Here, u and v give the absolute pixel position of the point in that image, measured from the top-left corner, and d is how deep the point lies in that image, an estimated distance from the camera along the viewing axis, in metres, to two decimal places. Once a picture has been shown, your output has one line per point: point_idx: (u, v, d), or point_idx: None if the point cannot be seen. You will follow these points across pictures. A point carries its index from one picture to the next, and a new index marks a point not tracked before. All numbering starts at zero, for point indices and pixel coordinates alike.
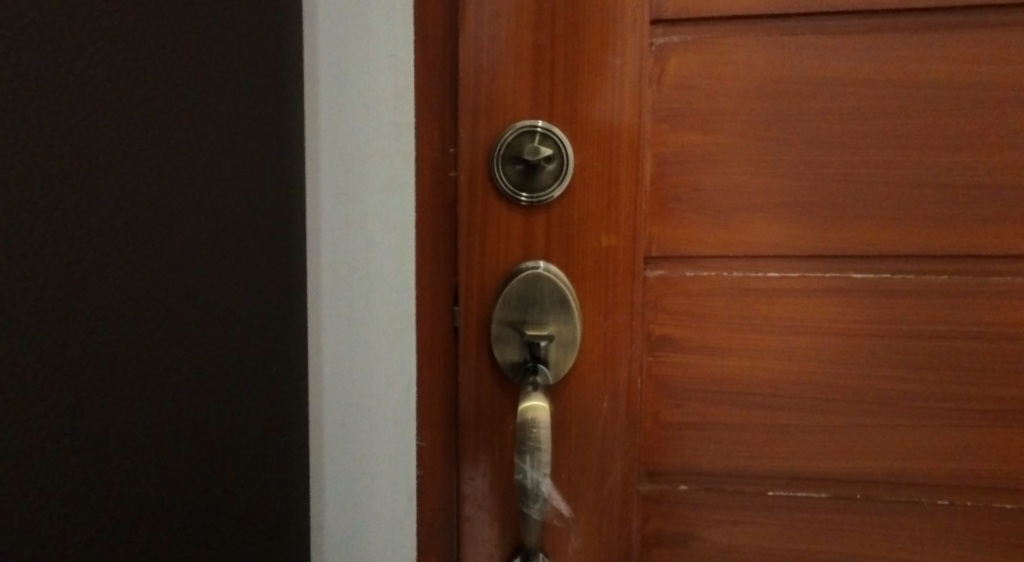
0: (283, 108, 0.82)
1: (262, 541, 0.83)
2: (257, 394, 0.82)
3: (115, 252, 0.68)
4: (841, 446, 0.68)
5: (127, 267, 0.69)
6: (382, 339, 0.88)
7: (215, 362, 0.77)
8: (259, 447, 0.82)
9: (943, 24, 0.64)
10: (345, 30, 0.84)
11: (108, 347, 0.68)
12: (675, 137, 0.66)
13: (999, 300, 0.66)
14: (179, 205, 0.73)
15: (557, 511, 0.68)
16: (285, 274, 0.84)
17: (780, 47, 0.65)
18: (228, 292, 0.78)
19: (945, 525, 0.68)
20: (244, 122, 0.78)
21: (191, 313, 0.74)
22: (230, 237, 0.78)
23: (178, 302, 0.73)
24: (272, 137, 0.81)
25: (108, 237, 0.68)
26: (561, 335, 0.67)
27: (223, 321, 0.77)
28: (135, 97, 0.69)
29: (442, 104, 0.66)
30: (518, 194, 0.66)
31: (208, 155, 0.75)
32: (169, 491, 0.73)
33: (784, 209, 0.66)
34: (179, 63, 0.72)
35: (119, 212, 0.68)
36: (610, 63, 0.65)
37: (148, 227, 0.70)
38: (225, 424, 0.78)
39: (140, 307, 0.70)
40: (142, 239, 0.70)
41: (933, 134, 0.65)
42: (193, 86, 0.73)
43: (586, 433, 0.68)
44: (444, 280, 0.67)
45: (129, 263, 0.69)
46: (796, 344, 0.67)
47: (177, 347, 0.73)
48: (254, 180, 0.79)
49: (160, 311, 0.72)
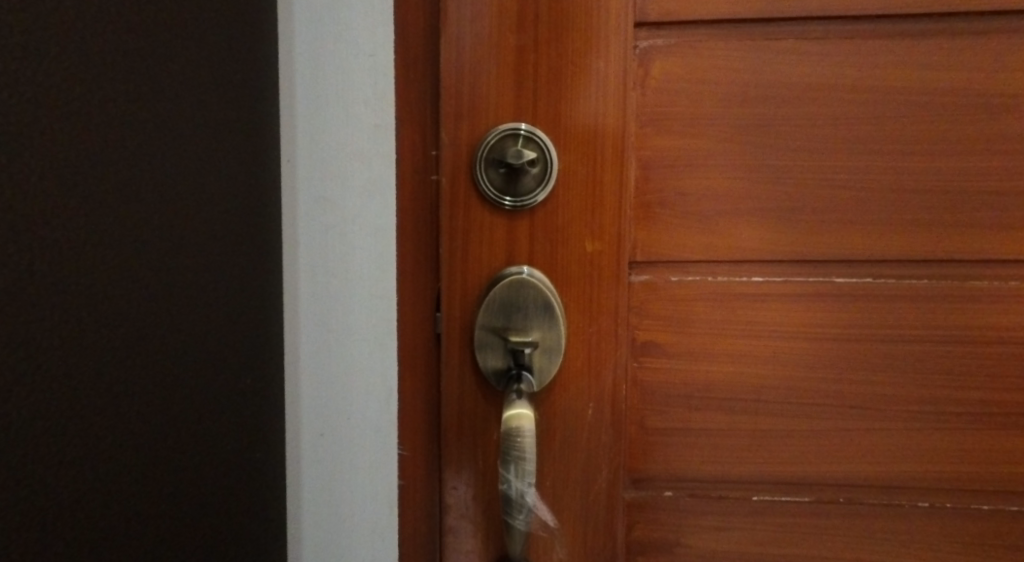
0: (256, 112, 0.81)
1: (240, 543, 0.82)
2: (237, 394, 0.81)
3: (86, 257, 0.67)
4: (824, 451, 0.67)
5: (100, 272, 0.68)
6: (362, 347, 0.86)
7: (188, 371, 0.76)
8: (238, 448, 0.81)
9: (923, 31, 0.64)
10: (323, 32, 0.83)
11: (75, 354, 0.67)
12: (659, 141, 0.65)
13: (978, 304, 0.66)
14: (145, 210, 0.71)
15: (542, 522, 0.67)
16: (263, 276, 0.83)
17: (764, 50, 0.64)
18: (205, 292, 0.77)
19: (929, 529, 0.68)
20: (211, 127, 0.77)
21: (159, 320, 0.73)
22: (199, 243, 0.76)
23: (145, 310, 0.72)
24: (243, 141, 0.80)
25: (69, 245, 0.66)
26: (546, 342, 0.66)
27: (193, 329, 0.76)
28: (95, 100, 0.67)
29: (424, 106, 0.65)
30: (502, 198, 0.65)
31: (173, 158, 0.73)
32: (140, 504, 0.72)
33: (767, 214, 0.65)
34: (143, 66, 0.70)
35: (80, 220, 0.67)
36: (594, 66, 0.64)
37: (111, 234, 0.69)
38: (199, 434, 0.77)
39: (104, 314, 0.69)
40: (124, 237, 0.70)
41: (916, 140, 0.65)
42: (160, 89, 0.72)
43: (570, 441, 0.67)
44: (425, 287, 0.66)
45: (96, 270, 0.68)
46: (780, 348, 0.66)
47: (146, 355, 0.72)
48: (224, 185, 0.78)
49: (127, 320, 0.70)
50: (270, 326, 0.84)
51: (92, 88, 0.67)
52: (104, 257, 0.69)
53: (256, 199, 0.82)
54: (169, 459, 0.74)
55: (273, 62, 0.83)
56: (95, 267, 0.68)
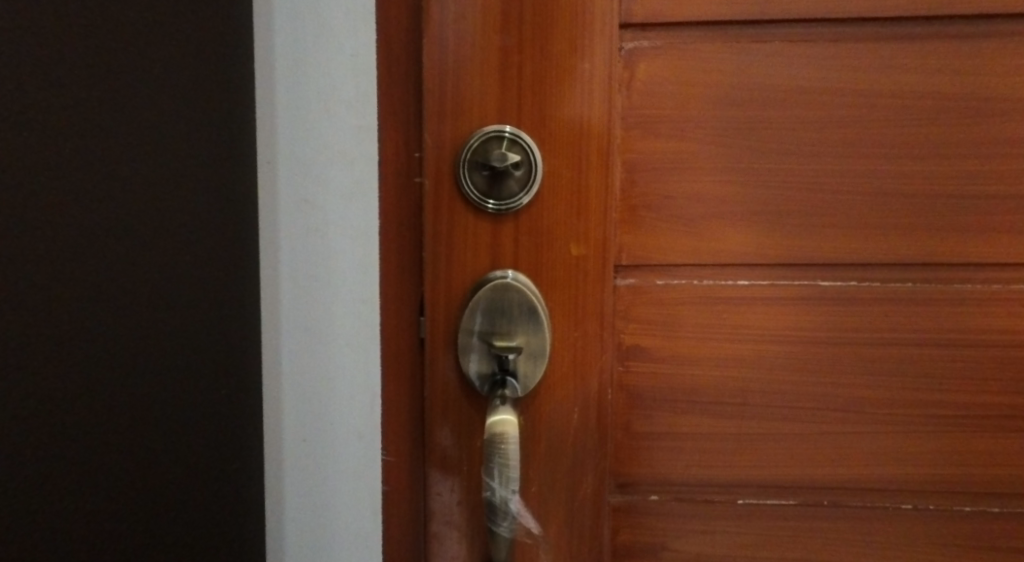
0: (225, 117, 0.81)
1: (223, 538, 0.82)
2: (216, 391, 0.81)
3: (65, 255, 0.69)
4: (808, 453, 0.67)
5: (77, 269, 0.70)
6: (344, 351, 0.86)
7: (154, 380, 0.76)
8: (219, 444, 0.82)
9: (908, 34, 0.64)
10: (303, 30, 0.82)
11: (57, 347, 0.69)
12: (644, 144, 0.64)
13: (961, 307, 0.65)
14: (101, 219, 0.71)
15: (527, 529, 0.67)
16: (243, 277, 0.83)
17: (748, 53, 0.64)
18: (185, 290, 0.78)
19: (916, 530, 0.68)
20: (176, 134, 0.76)
21: (120, 327, 0.73)
22: (165, 252, 0.76)
23: (105, 319, 0.72)
24: (212, 147, 0.79)
25: (36, 247, 0.67)
26: (530, 346, 0.65)
27: (160, 337, 0.76)
28: (59, 103, 0.68)
29: (407, 106, 0.64)
30: (485, 201, 0.64)
31: (129, 166, 0.73)
32: (103, 512, 0.72)
33: (752, 217, 0.65)
34: (113, 68, 0.71)
35: (46, 221, 0.67)
36: (580, 67, 0.63)
37: (78, 236, 0.70)
38: (167, 441, 0.77)
39: (75, 315, 0.70)
40: (99, 235, 0.71)
41: (902, 144, 0.64)
42: (130, 90, 0.73)
43: (556, 446, 0.66)
44: (408, 291, 0.66)
45: (75, 266, 0.70)
46: (766, 351, 0.66)
47: (107, 363, 0.72)
48: (190, 193, 0.78)
49: (100, 319, 0.71)
50: (246, 331, 0.84)
51: (69, 88, 0.69)
52: (79, 256, 0.70)
53: (226, 208, 0.81)
54: (145, 454, 0.75)
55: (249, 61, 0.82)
56: (71, 265, 0.69)
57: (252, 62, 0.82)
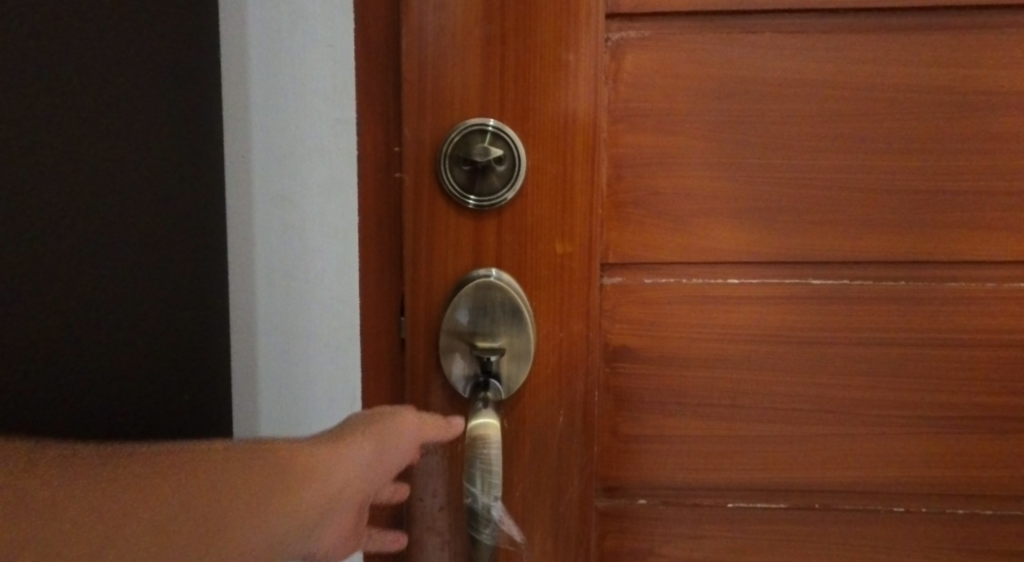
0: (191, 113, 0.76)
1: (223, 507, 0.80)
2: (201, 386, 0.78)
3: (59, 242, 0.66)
4: (799, 456, 0.65)
5: (66, 258, 0.66)
6: (323, 350, 0.83)
7: (118, 392, 0.71)
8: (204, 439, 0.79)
9: (902, 26, 0.62)
10: (277, 18, 0.78)
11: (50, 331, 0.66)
12: (631, 138, 0.63)
13: (955, 307, 0.64)
14: (90, 209, 0.68)
15: (509, 536, 0.65)
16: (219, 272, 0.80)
17: (738, 45, 0.62)
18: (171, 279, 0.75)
19: (908, 534, 0.66)
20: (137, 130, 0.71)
21: (82, 338, 0.68)
22: (128, 255, 0.71)
23: (62, 328, 0.66)
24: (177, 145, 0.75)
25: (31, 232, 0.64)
26: (514, 347, 0.63)
27: (122, 347, 0.71)
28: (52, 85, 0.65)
29: (386, 99, 0.62)
30: (467, 197, 0.62)
31: (84, 167, 0.67)
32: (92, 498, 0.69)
33: (742, 214, 0.63)
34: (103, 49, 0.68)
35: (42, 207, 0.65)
36: (565, 58, 0.61)
37: (70, 224, 0.66)
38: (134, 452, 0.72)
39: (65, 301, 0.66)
40: (89, 224, 0.68)
41: (895, 139, 0.63)
42: (116, 70, 0.69)
43: (540, 451, 0.64)
44: (389, 290, 0.64)
45: (67, 253, 0.66)
46: (755, 352, 0.64)
47: (95, 351, 0.69)
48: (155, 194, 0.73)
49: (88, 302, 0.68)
50: (216, 338, 0.80)
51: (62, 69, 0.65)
52: (71, 244, 0.67)
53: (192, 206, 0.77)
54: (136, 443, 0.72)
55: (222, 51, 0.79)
56: (62, 253, 0.66)
57: (223, 53, 0.79)
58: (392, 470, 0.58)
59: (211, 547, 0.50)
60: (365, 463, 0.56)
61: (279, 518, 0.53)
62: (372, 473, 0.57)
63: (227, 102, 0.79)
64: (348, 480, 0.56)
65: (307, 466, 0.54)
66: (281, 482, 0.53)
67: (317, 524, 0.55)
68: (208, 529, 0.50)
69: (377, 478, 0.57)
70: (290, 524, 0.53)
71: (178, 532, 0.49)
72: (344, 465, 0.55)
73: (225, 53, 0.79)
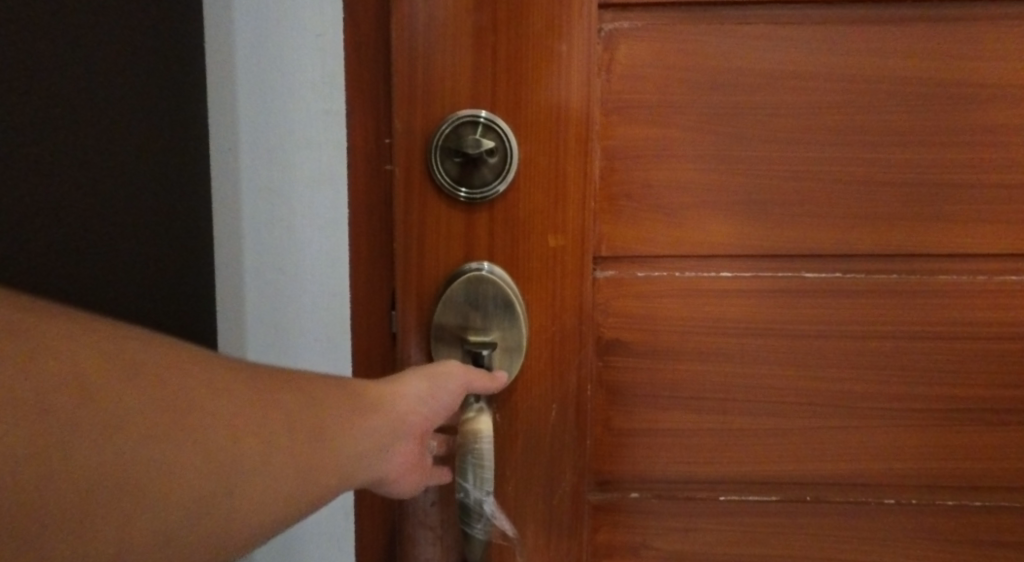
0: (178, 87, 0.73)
1: None
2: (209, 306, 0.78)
3: (112, 161, 0.67)
4: (792, 448, 0.65)
5: (114, 179, 0.67)
6: (314, 344, 0.81)
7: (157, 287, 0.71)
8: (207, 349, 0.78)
9: (897, 17, 0.61)
10: (266, 5, 0.76)
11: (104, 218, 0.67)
12: (624, 130, 0.62)
13: (948, 299, 0.64)
14: (134, 138, 0.69)
15: (501, 531, 0.65)
16: (226, 233, 0.79)
17: (732, 36, 0.61)
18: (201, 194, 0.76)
19: (900, 525, 0.66)
20: (110, 99, 0.67)
21: (128, 236, 0.69)
22: (110, 229, 0.67)
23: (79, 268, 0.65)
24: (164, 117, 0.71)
25: (94, 137, 0.66)
26: (506, 341, 0.63)
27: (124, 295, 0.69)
28: None
29: (377, 90, 0.62)
30: (458, 190, 0.61)
31: (75, 126, 0.64)
32: None
33: (735, 207, 0.63)
34: None
35: (98, 124, 0.66)
36: (557, 48, 0.61)
37: (116, 158, 0.67)
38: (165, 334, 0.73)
39: (117, 196, 0.68)
40: (130, 152, 0.68)
41: (888, 132, 0.62)
42: None
43: (532, 446, 0.64)
44: (379, 284, 0.63)
45: (116, 175, 0.67)
46: (748, 345, 0.64)
47: (139, 243, 0.70)
48: (141, 165, 0.69)
49: (140, 203, 0.69)
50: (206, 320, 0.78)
51: None
52: (114, 174, 0.67)
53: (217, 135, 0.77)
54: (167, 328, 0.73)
55: (211, 38, 0.76)
56: (111, 176, 0.67)
57: (210, 38, 0.76)
58: (447, 411, 0.58)
59: (300, 460, 0.49)
60: (422, 401, 0.57)
61: (354, 439, 0.52)
62: (429, 411, 0.57)
63: (214, 90, 0.77)
64: (409, 415, 0.56)
65: (373, 396, 0.54)
66: (355, 408, 0.53)
67: (384, 454, 0.54)
68: (297, 439, 0.49)
69: (433, 418, 0.57)
70: (364, 446, 0.53)
71: (277, 433, 0.48)
72: (406, 400, 0.56)
73: (211, 38, 0.76)
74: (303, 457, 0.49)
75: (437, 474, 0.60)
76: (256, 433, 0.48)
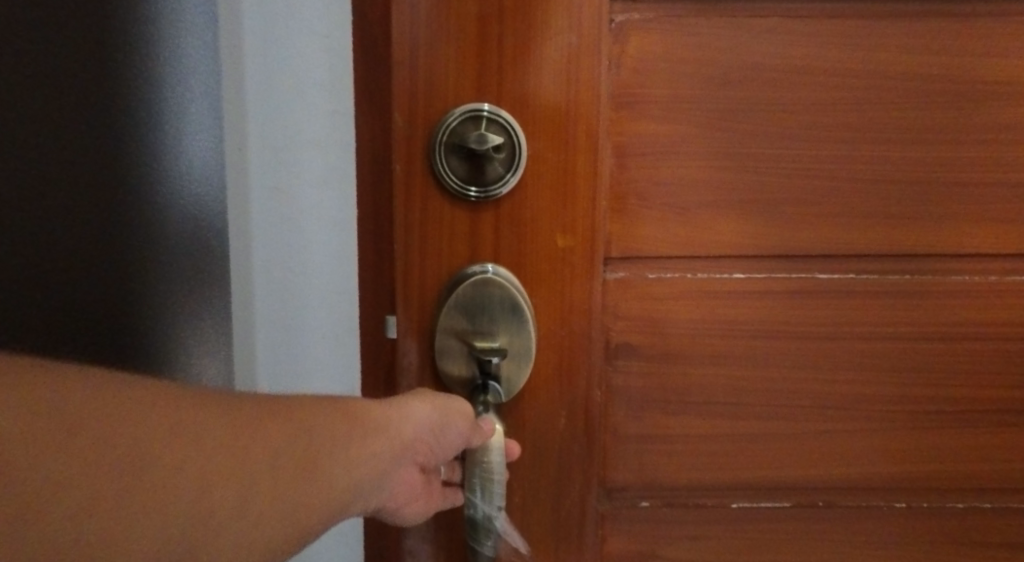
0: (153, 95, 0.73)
1: None
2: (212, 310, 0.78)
3: (85, 162, 0.73)
4: (804, 453, 0.63)
5: (77, 175, 0.73)
6: (323, 344, 0.79)
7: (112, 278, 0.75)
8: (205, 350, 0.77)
9: (914, 9, 0.59)
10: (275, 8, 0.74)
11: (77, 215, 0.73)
12: (633, 126, 0.60)
13: (964, 299, 0.62)
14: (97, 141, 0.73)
15: (513, 550, 0.62)
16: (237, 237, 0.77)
17: (744, 29, 0.59)
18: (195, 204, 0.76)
19: (915, 530, 0.64)
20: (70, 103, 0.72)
21: (84, 230, 0.74)
22: (67, 227, 0.73)
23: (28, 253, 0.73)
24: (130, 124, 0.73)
25: (73, 141, 0.72)
26: (513, 346, 0.60)
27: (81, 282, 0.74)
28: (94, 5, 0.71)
29: (377, 84, 0.59)
30: (465, 189, 0.59)
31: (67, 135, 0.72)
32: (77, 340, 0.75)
33: (747, 205, 0.61)
34: None
35: (72, 127, 0.72)
36: (565, 41, 0.59)
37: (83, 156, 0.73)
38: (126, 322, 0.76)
39: (86, 197, 0.73)
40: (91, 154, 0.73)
41: (905, 127, 0.60)
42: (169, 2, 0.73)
43: (540, 453, 0.62)
44: (381, 287, 0.61)
45: (89, 175, 0.73)
46: (761, 348, 0.62)
47: (87, 234, 0.74)
48: (93, 166, 0.73)
49: (102, 201, 0.74)
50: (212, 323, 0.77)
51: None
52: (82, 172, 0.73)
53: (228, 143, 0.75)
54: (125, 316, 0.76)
55: (222, 42, 0.73)
56: (83, 174, 0.73)
57: (220, 41, 0.73)
58: (452, 448, 0.56)
59: (292, 485, 0.48)
60: (426, 429, 0.55)
61: (352, 464, 0.51)
62: (433, 442, 0.55)
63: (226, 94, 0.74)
64: (411, 442, 0.54)
65: (376, 421, 0.53)
66: (355, 433, 0.51)
67: (382, 479, 0.53)
68: (290, 461, 0.48)
69: (435, 448, 0.56)
70: (362, 472, 0.51)
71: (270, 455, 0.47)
72: (409, 427, 0.54)
73: (222, 40, 0.73)
74: (294, 482, 0.48)
75: (451, 497, 0.60)
76: (249, 452, 0.47)
